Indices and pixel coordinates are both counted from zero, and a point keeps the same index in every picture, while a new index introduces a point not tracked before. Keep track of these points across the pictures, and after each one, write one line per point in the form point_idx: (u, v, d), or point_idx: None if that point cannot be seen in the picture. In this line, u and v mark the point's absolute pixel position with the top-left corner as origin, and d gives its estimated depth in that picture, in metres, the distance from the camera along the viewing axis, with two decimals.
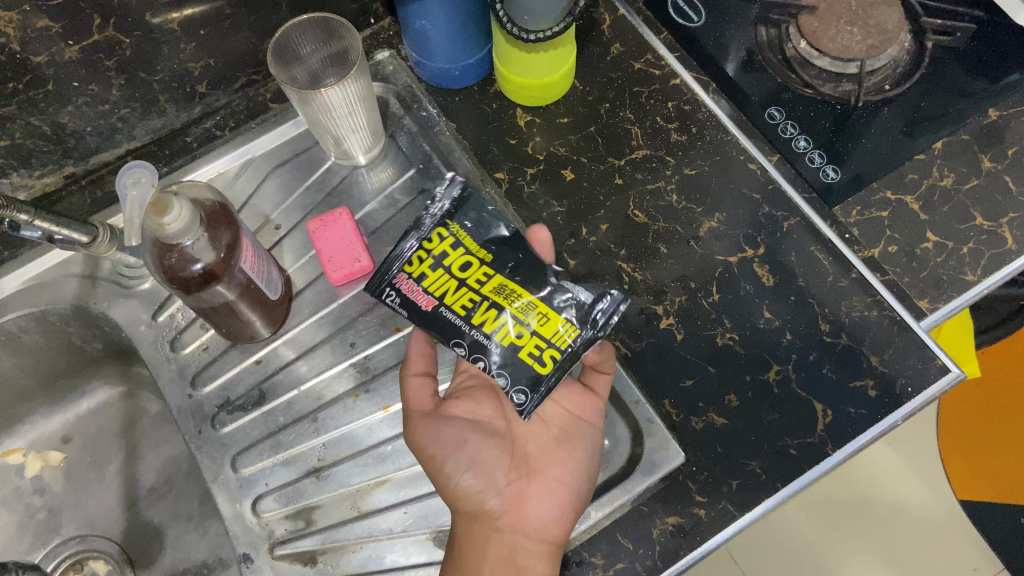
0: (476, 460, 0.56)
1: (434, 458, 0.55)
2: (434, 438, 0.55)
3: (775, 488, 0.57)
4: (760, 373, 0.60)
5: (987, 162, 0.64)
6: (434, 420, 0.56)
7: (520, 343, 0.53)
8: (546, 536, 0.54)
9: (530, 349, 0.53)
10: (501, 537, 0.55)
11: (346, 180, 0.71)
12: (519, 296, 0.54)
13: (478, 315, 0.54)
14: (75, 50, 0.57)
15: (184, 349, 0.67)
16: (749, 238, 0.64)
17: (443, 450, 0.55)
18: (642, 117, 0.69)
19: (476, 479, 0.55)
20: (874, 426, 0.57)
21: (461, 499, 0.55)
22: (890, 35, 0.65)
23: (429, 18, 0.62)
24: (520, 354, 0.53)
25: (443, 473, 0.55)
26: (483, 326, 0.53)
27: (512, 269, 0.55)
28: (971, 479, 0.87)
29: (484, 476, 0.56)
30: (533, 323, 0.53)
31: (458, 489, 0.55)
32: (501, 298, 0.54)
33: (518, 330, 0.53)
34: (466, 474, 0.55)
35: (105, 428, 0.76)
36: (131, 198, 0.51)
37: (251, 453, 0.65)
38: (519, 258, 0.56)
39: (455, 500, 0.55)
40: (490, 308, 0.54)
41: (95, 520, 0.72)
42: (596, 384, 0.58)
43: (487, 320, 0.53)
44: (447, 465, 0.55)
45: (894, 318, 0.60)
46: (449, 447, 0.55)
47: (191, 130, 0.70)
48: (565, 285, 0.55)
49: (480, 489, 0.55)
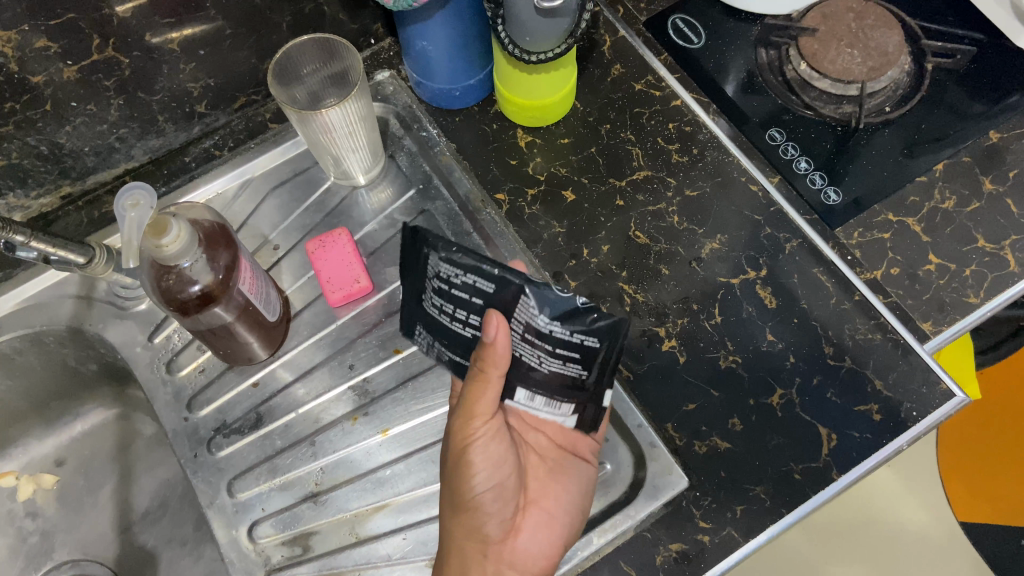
0: (500, 483, 0.53)
1: (472, 465, 0.51)
2: (478, 449, 0.51)
3: (779, 514, 0.56)
4: (764, 398, 0.59)
5: (989, 184, 0.64)
6: (487, 433, 0.52)
7: None
8: (531, 570, 0.53)
9: None
10: (485, 565, 0.53)
11: (346, 201, 0.71)
12: None
13: None
14: (74, 70, 0.56)
15: (180, 371, 0.67)
16: (751, 260, 0.64)
17: (481, 464, 0.52)
18: (643, 138, 0.69)
19: (491, 500, 0.53)
20: (879, 451, 0.57)
21: (469, 514, 0.52)
22: (891, 57, 0.65)
23: (430, 39, 0.62)
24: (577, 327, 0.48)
25: (466, 484, 0.52)
26: None
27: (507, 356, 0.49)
28: (970, 498, 0.84)
29: (497, 500, 0.53)
30: None
31: (474, 500, 0.52)
32: None
33: None
34: (488, 492, 0.52)
35: (98, 451, 0.74)
36: (130, 220, 0.50)
37: (247, 477, 0.63)
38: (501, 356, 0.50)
39: (461, 517, 0.53)
40: None
41: (89, 545, 0.71)
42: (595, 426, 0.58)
43: None
44: (477, 476, 0.52)
45: (898, 342, 0.60)
46: (484, 465, 0.52)
47: (189, 150, 0.69)
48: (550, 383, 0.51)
49: (490, 514, 0.53)
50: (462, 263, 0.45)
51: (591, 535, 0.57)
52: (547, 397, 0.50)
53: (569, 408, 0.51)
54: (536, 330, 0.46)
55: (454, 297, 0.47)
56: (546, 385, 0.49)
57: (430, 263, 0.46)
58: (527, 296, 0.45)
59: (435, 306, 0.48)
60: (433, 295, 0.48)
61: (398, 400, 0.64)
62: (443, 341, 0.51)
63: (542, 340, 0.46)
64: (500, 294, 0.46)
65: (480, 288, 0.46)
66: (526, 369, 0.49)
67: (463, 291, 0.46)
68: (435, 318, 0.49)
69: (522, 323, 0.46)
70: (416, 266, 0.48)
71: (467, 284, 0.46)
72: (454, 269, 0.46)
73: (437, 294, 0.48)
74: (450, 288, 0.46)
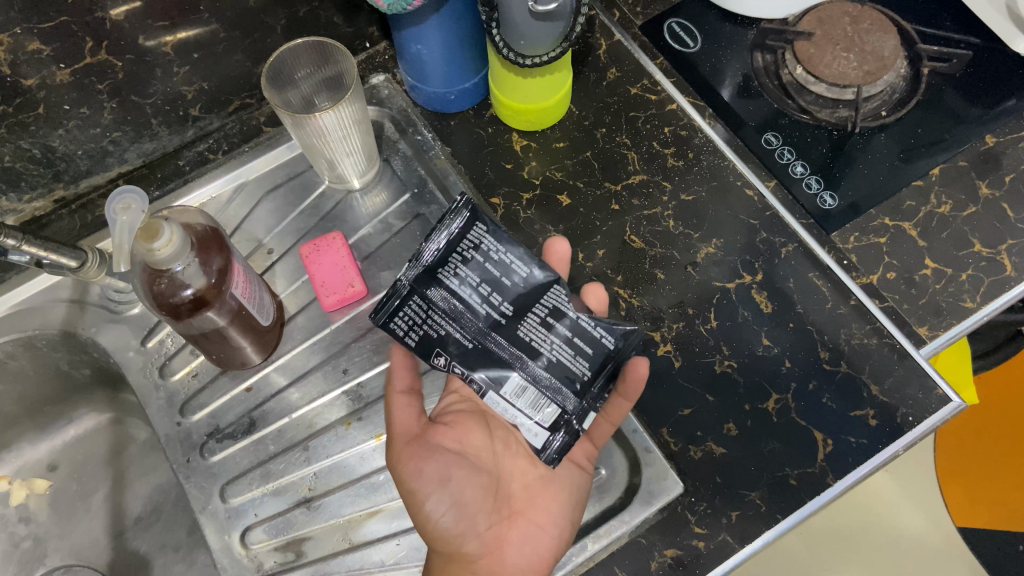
0: (459, 499, 0.52)
1: (420, 492, 0.51)
2: (420, 475, 0.51)
3: (775, 519, 0.56)
4: (759, 402, 0.59)
5: (986, 189, 0.64)
6: (423, 453, 0.52)
7: None
8: None
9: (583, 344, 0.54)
10: None
11: (340, 205, 0.71)
12: None
13: None
14: (66, 73, 0.56)
15: (173, 375, 0.66)
16: (747, 264, 0.64)
17: (426, 485, 0.51)
18: (638, 142, 0.69)
19: (456, 521, 0.51)
20: (875, 457, 0.56)
21: (441, 539, 0.52)
22: (886, 62, 0.64)
23: (424, 42, 0.62)
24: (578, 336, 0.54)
25: (425, 513, 0.51)
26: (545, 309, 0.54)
27: (507, 340, 0.51)
28: (971, 505, 0.84)
29: (465, 518, 0.52)
30: None
31: (433, 527, 0.51)
32: None
33: None
34: (449, 512, 0.51)
35: (92, 455, 0.74)
36: (120, 223, 0.50)
37: (239, 483, 0.63)
38: (497, 346, 0.51)
39: (433, 541, 0.52)
40: None
41: (81, 550, 0.70)
42: (596, 433, 0.58)
43: None
44: (429, 501, 0.51)
45: (894, 346, 0.59)
46: (432, 486, 0.51)
47: (183, 154, 0.69)
48: (541, 386, 0.51)
49: (459, 532, 0.52)
50: (504, 245, 0.54)
51: (585, 541, 0.57)
52: (538, 394, 0.51)
53: (550, 416, 0.51)
54: (559, 317, 0.53)
55: (485, 271, 0.53)
56: (546, 377, 0.52)
57: (472, 236, 0.53)
58: (558, 286, 0.54)
59: (457, 275, 0.52)
60: (460, 264, 0.52)
61: None
62: (439, 314, 0.52)
63: (563, 324, 0.53)
64: (529, 279, 0.53)
65: (512, 269, 0.53)
66: (535, 355, 0.52)
67: (495, 267, 0.53)
68: (447, 287, 0.52)
69: (548, 306, 0.53)
70: (447, 237, 0.53)
71: (502, 262, 0.53)
72: (495, 244, 0.53)
73: (465, 264, 0.53)
74: (484, 260, 0.53)
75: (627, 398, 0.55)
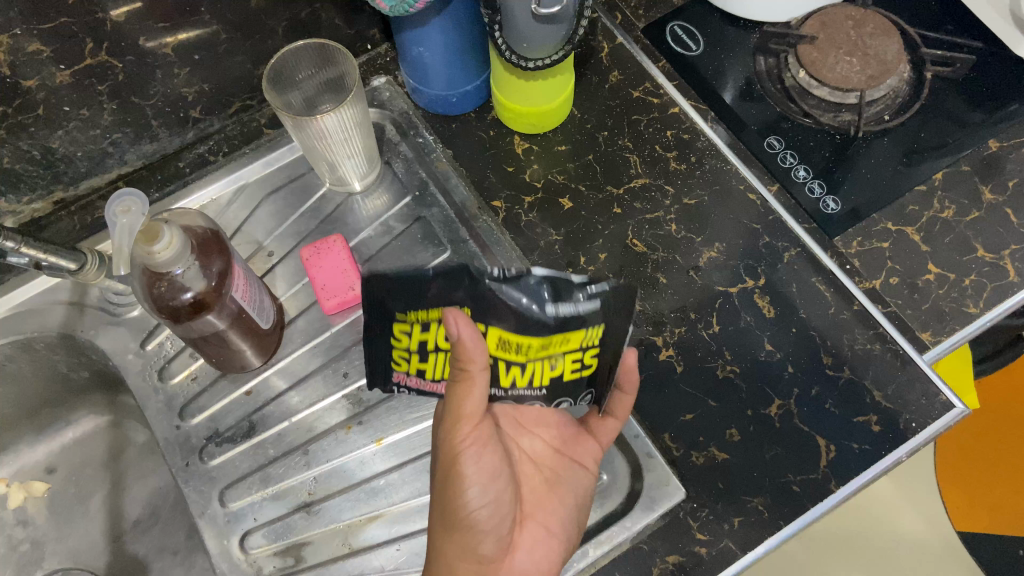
0: (496, 499, 0.50)
1: (467, 481, 0.48)
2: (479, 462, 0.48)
3: (777, 526, 0.55)
4: (762, 408, 0.59)
5: (988, 194, 0.64)
6: (481, 443, 0.49)
7: (559, 370, 0.49)
8: None
9: (572, 365, 0.49)
10: None
11: (341, 208, 0.70)
12: (529, 344, 0.48)
13: (503, 376, 0.49)
14: (67, 74, 0.56)
15: (173, 378, 0.66)
16: (749, 269, 0.63)
17: (475, 477, 0.49)
18: (640, 145, 0.68)
19: (488, 517, 0.50)
20: (878, 463, 0.56)
21: (466, 534, 0.50)
22: (890, 65, 0.64)
23: (427, 45, 0.61)
24: (567, 376, 0.50)
25: (462, 503, 0.49)
26: (517, 382, 0.49)
27: None
28: (970, 510, 0.84)
29: (494, 517, 0.51)
30: (561, 359, 0.49)
31: (468, 519, 0.49)
32: (514, 353, 0.48)
33: (550, 366, 0.49)
34: (485, 509, 0.50)
35: (91, 458, 0.74)
36: (121, 225, 0.51)
37: (239, 487, 0.63)
38: None
39: (457, 533, 0.50)
40: (510, 366, 0.48)
41: (79, 553, 0.70)
42: (601, 431, 0.57)
43: (515, 377, 0.49)
44: (473, 492, 0.49)
45: (897, 352, 0.59)
46: (479, 478, 0.49)
47: (183, 155, 0.69)
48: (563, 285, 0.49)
49: (487, 530, 0.50)
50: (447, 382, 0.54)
51: (586, 547, 0.56)
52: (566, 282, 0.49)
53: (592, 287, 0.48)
54: None
55: None
56: None
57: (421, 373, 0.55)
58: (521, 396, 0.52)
59: None
60: None
61: (392, 409, 0.63)
62: None
63: None
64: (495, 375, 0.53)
65: None
66: None
67: None
68: None
69: None
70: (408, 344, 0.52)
71: None
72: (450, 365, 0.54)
73: None
74: None
75: (628, 391, 0.54)
